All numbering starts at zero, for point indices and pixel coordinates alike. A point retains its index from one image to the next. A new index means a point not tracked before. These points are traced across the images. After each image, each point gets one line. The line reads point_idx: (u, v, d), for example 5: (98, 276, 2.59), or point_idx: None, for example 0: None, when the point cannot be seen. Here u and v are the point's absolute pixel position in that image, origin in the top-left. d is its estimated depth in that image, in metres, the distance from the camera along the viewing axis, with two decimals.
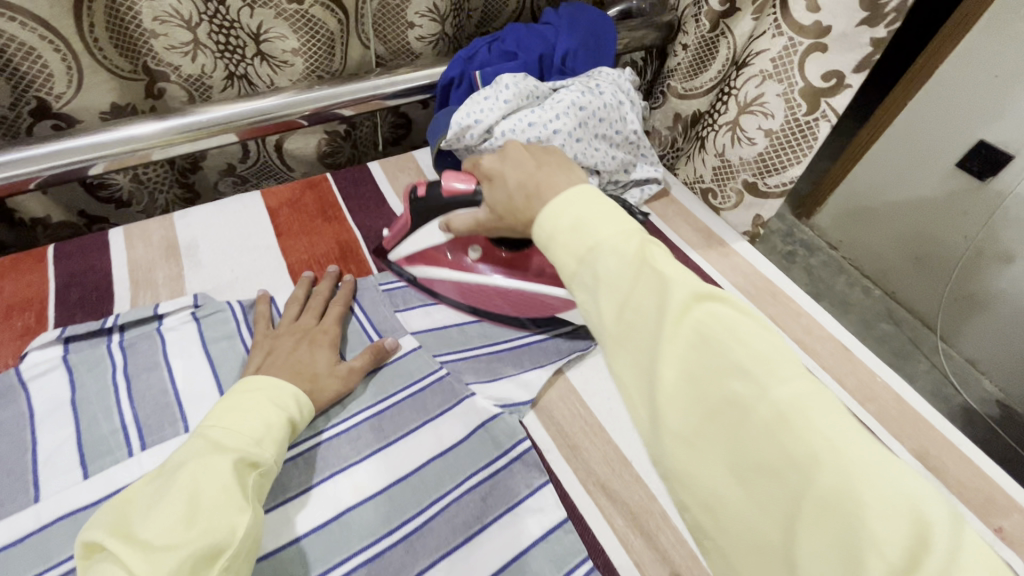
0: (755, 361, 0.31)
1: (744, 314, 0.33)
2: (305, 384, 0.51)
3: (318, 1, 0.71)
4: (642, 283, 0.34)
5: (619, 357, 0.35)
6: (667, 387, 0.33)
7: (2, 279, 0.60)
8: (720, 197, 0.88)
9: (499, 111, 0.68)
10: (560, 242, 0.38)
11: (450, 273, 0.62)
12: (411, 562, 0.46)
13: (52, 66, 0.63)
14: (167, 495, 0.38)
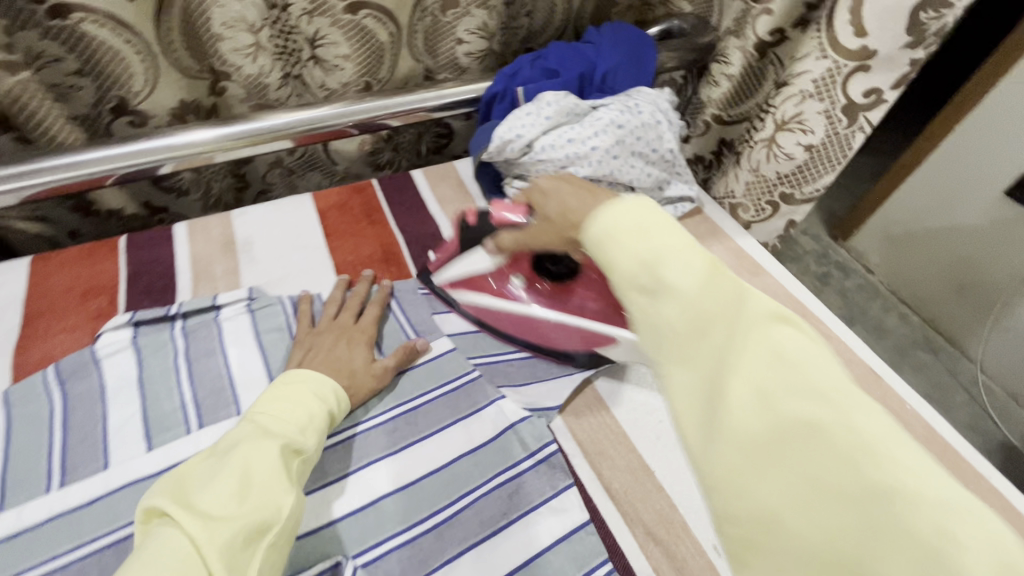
0: (829, 388, 0.33)
1: (815, 342, 0.35)
2: (342, 378, 0.55)
3: (371, 13, 0.75)
4: (712, 299, 0.37)
5: (684, 371, 0.36)
6: (740, 402, 0.33)
7: (80, 265, 0.65)
8: (754, 209, 0.91)
9: (540, 126, 0.71)
10: (622, 245, 0.40)
11: (494, 300, 0.65)
12: (441, 550, 0.49)
13: (133, 66, 0.69)
14: (222, 473, 0.40)
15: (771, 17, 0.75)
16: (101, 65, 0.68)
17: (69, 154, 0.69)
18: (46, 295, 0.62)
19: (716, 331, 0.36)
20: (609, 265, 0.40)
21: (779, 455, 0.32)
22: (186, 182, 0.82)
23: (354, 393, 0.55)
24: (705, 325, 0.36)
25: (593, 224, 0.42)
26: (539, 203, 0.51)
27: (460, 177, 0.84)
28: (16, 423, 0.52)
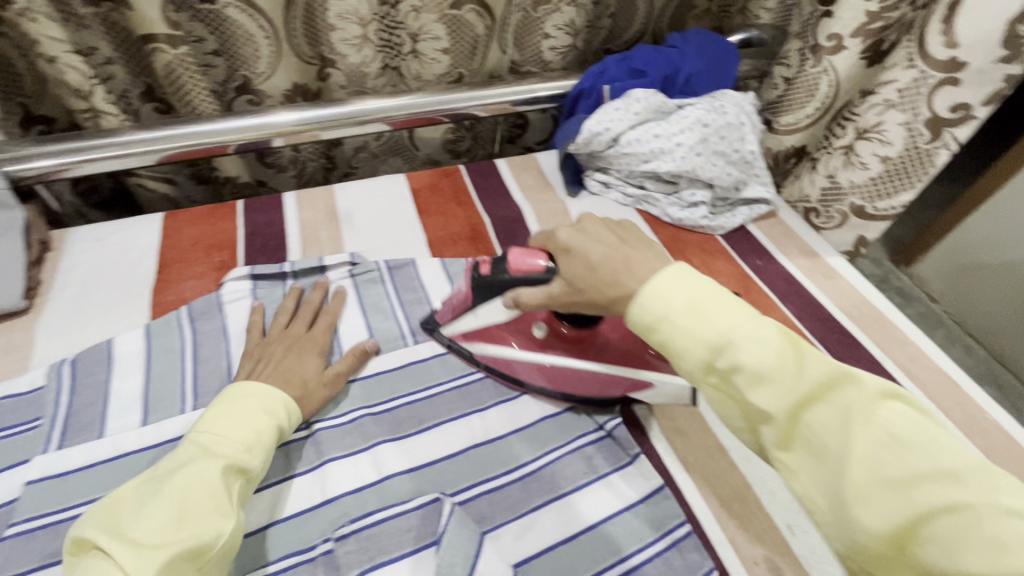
0: (945, 462, 0.32)
1: (927, 420, 0.34)
2: (293, 390, 0.53)
3: (472, 8, 0.79)
4: (807, 382, 0.36)
5: (799, 456, 0.37)
6: (862, 490, 0.33)
7: (205, 222, 0.73)
8: (823, 215, 0.88)
9: (628, 121, 0.75)
10: (687, 331, 0.39)
11: (513, 353, 0.60)
12: (527, 498, 0.51)
13: (262, 51, 0.76)
14: (155, 500, 0.39)
15: (832, 20, 0.76)
16: (234, 47, 0.75)
17: (203, 123, 0.74)
18: (177, 247, 0.69)
19: (820, 414, 0.36)
20: (681, 353, 0.40)
21: (912, 538, 0.32)
22: (286, 159, 0.89)
23: (307, 405, 0.53)
24: (808, 413, 0.36)
25: (640, 306, 0.41)
26: (563, 262, 0.48)
27: (542, 168, 0.88)
28: (156, 353, 0.58)
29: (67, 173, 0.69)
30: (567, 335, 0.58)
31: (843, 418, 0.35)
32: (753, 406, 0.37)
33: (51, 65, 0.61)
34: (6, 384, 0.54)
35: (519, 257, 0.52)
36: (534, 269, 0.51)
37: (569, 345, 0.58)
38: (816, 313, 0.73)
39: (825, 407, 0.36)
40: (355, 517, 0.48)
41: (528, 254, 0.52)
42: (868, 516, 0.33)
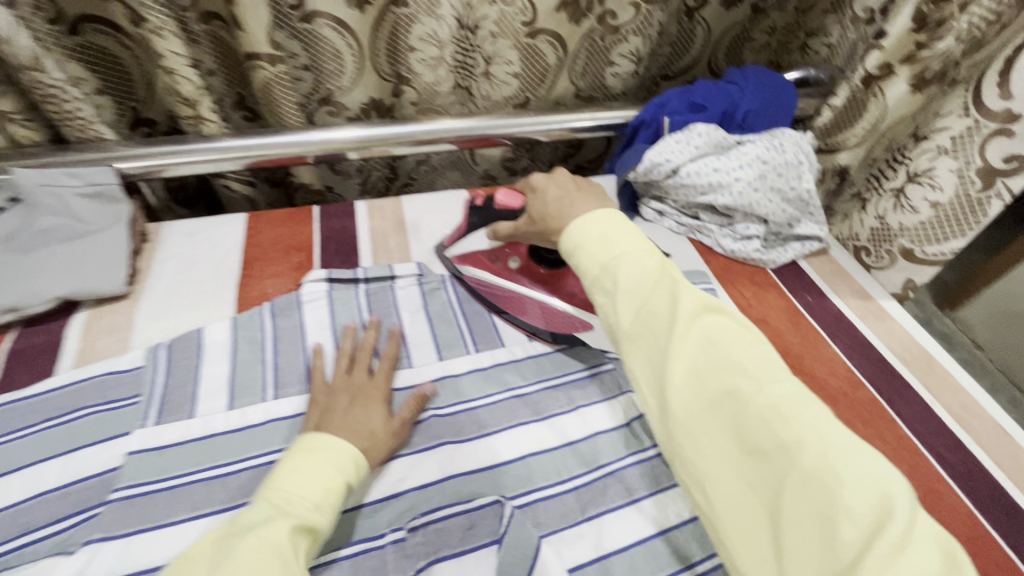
0: (743, 360, 0.41)
1: (740, 330, 0.43)
2: (360, 441, 0.52)
3: (547, 38, 0.83)
4: (657, 294, 0.44)
5: (637, 356, 0.44)
6: (678, 376, 0.42)
7: (285, 225, 0.78)
8: (874, 254, 0.89)
9: (688, 154, 0.78)
10: (589, 251, 0.48)
11: (494, 278, 0.72)
12: (581, 509, 0.54)
13: (347, 66, 0.80)
14: (230, 561, 0.39)
15: (880, 51, 0.74)
16: (321, 63, 0.79)
17: (291, 133, 0.78)
18: (259, 246, 0.75)
19: (658, 320, 0.43)
20: (581, 271, 0.49)
21: (710, 417, 0.41)
22: (353, 167, 0.94)
23: (373, 456, 0.52)
24: (654, 320, 0.44)
25: (567, 236, 0.50)
26: (529, 200, 0.59)
27: None
28: (241, 343, 0.63)
29: (164, 172, 0.74)
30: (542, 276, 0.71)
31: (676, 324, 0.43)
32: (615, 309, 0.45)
33: (169, 76, 0.67)
34: (110, 361, 0.60)
35: (505, 196, 0.66)
36: (512, 206, 0.66)
37: (540, 283, 0.70)
38: (866, 353, 0.74)
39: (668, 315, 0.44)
40: (426, 511, 0.52)
41: (511, 195, 0.66)
42: (678, 399, 0.41)
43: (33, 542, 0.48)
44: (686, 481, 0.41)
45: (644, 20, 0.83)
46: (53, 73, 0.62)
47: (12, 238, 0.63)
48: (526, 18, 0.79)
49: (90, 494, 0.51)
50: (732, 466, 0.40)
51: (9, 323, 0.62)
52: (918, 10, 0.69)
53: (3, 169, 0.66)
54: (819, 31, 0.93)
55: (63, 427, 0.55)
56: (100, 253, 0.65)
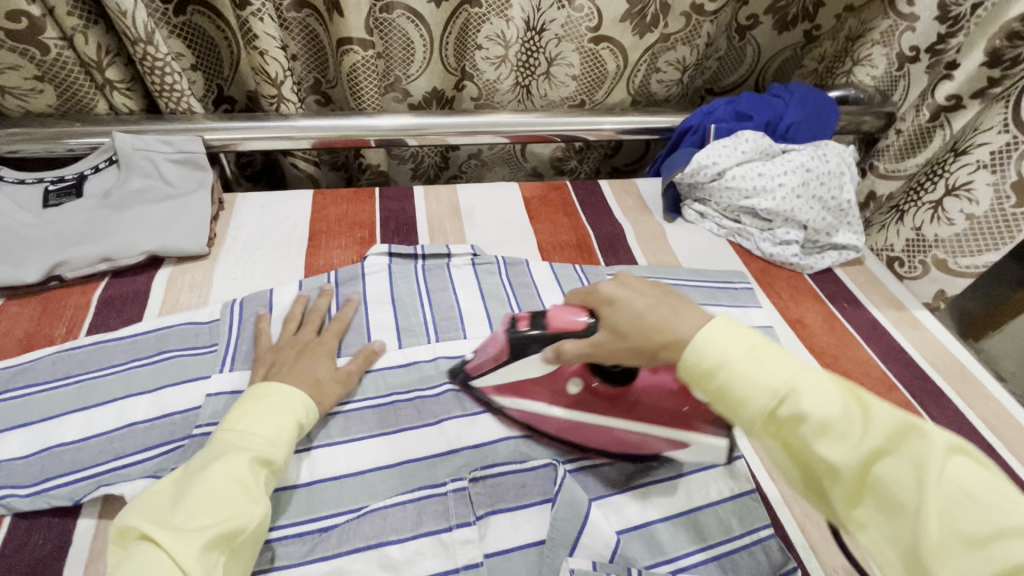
0: (1015, 520, 0.35)
1: (985, 473, 0.38)
2: (308, 388, 0.55)
3: (609, 47, 0.87)
4: (878, 436, 0.39)
5: (869, 510, 0.39)
6: (935, 541, 0.36)
7: (349, 202, 0.83)
8: (907, 265, 0.91)
9: (734, 159, 0.82)
10: (757, 381, 0.42)
11: (546, 408, 0.59)
12: (625, 478, 0.58)
13: (417, 56, 0.86)
14: (189, 493, 0.43)
15: (951, 83, 0.80)
16: (394, 52, 0.85)
17: (362, 117, 0.82)
18: (325, 221, 0.80)
19: (890, 469, 0.38)
20: (746, 403, 0.42)
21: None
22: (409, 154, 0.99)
23: (323, 401, 0.56)
24: (881, 466, 0.39)
25: (699, 353, 0.44)
26: (606, 315, 0.50)
27: (641, 194, 0.95)
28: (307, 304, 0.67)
29: (237, 146, 0.78)
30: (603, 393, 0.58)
31: (914, 473, 0.38)
32: (820, 457, 0.40)
33: (260, 57, 0.73)
34: (191, 313, 0.64)
35: (563, 314, 0.52)
36: (578, 326, 0.52)
37: (604, 402, 0.58)
38: (900, 359, 0.76)
39: (893, 461, 0.39)
40: (486, 465, 0.56)
41: (573, 311, 0.52)
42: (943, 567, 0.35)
43: (126, 466, 0.51)
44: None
45: (693, 31, 0.88)
46: (160, 47, 0.68)
47: (109, 196, 0.69)
48: (592, 23, 0.84)
49: (174, 428, 0.55)
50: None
51: (102, 273, 0.67)
52: (993, 46, 0.74)
53: (105, 133, 0.72)
54: (865, 60, 0.93)
55: (149, 366, 0.59)
56: (185, 215, 0.71)
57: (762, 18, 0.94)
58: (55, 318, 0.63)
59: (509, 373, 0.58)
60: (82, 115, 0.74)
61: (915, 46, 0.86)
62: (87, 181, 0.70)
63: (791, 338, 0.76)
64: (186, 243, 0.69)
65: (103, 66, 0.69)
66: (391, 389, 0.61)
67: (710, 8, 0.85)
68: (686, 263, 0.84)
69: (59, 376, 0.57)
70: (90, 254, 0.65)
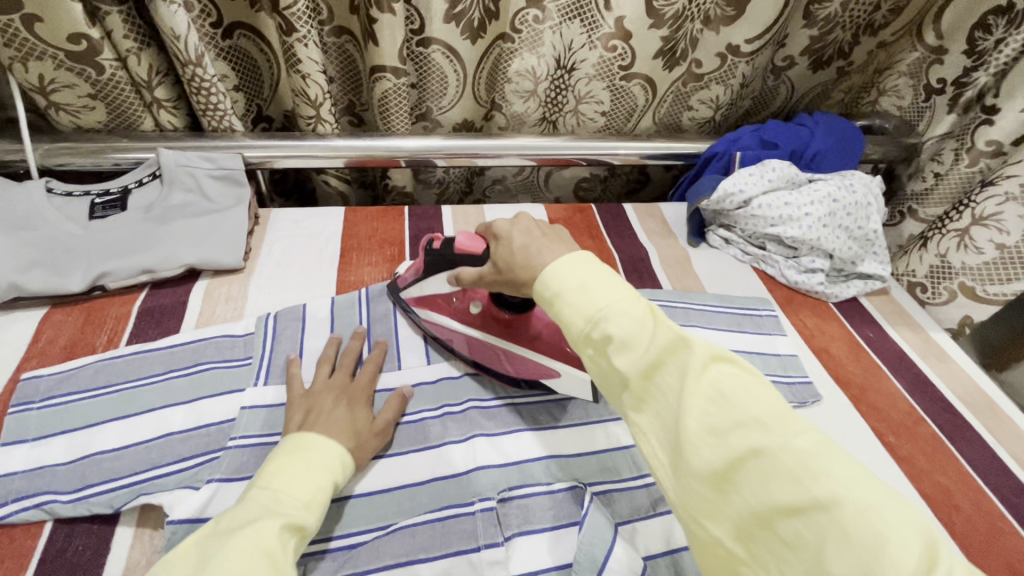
0: (759, 413, 0.35)
1: (751, 375, 0.37)
2: (347, 439, 0.53)
3: (640, 83, 0.89)
4: (656, 347, 0.39)
5: (649, 412, 0.39)
6: (692, 436, 0.36)
7: (381, 219, 0.85)
8: (930, 291, 0.91)
9: (761, 187, 0.83)
10: (572, 303, 0.42)
11: (450, 321, 0.67)
12: (652, 504, 0.58)
13: (449, 91, 0.88)
14: (214, 560, 0.37)
15: (995, 128, 0.81)
16: (427, 81, 0.86)
17: (392, 139, 0.84)
18: (356, 237, 0.82)
19: (663, 375, 0.38)
20: (564, 324, 0.43)
21: (731, 476, 0.35)
22: (435, 178, 1.01)
23: (358, 451, 0.53)
24: (659, 374, 0.39)
25: (541, 283, 0.44)
26: (493, 249, 0.52)
27: (664, 217, 0.96)
28: (340, 320, 0.69)
29: (273, 163, 0.81)
30: (502, 318, 0.63)
31: (681, 376, 0.38)
32: (615, 368, 0.40)
33: (301, 80, 0.75)
34: (227, 325, 0.66)
35: (466, 238, 0.56)
36: (475, 250, 0.55)
37: (499, 326, 0.63)
38: (928, 391, 0.75)
39: (669, 370, 0.38)
40: (513, 486, 0.56)
41: (474, 236, 0.56)
42: (696, 458, 0.36)
43: (162, 476, 0.52)
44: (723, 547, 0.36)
45: (727, 71, 0.89)
46: (208, 68, 0.70)
47: (151, 210, 0.71)
48: (625, 62, 0.85)
49: (209, 439, 0.56)
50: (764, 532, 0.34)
51: (142, 284, 0.69)
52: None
53: (151, 149, 0.75)
54: (891, 91, 0.95)
55: (184, 378, 0.60)
56: (223, 229, 0.73)
57: (797, 59, 0.93)
58: (96, 327, 0.65)
59: (420, 288, 0.66)
60: (128, 131, 0.76)
61: (942, 79, 0.87)
62: (131, 194, 0.72)
63: (816, 367, 0.76)
64: (223, 257, 0.71)
65: (153, 86, 0.72)
66: (419, 407, 0.63)
67: (747, 50, 0.86)
68: (710, 289, 0.84)
69: (100, 385, 0.58)
70: (133, 266, 0.67)
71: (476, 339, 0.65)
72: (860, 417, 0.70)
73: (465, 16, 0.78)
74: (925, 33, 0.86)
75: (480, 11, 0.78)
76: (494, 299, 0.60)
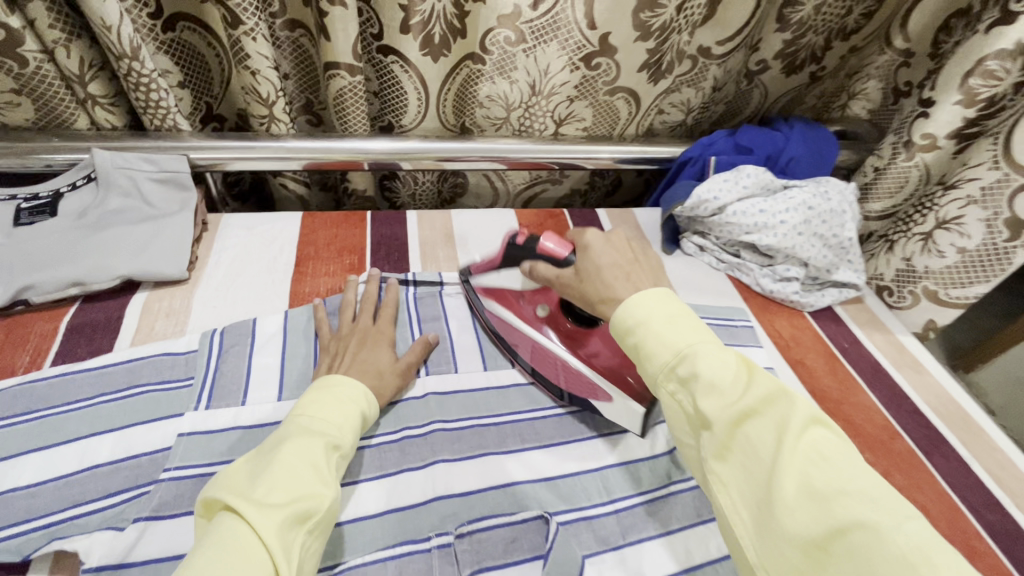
0: (861, 488, 0.36)
1: (848, 451, 0.39)
2: (373, 380, 0.57)
3: (623, 96, 0.87)
4: (752, 398, 0.41)
5: (733, 463, 0.40)
6: (785, 494, 0.36)
7: (339, 226, 0.80)
8: (895, 295, 0.90)
9: (736, 194, 0.81)
10: (661, 338, 0.45)
11: (514, 317, 0.68)
12: (621, 532, 0.54)
13: (410, 108, 0.83)
14: (265, 470, 0.43)
15: (928, 121, 0.78)
16: (391, 95, 0.82)
17: (353, 139, 0.79)
18: (313, 245, 0.77)
19: (756, 431, 0.40)
20: (649, 354, 0.45)
21: (828, 549, 0.34)
22: (402, 199, 0.97)
23: (383, 392, 0.58)
24: (748, 424, 0.40)
25: (624, 312, 0.47)
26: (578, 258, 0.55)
27: (639, 223, 0.94)
28: (291, 335, 0.64)
29: (224, 166, 0.76)
30: (566, 330, 0.66)
31: (774, 431, 0.39)
32: (699, 409, 0.42)
33: (251, 76, 0.70)
34: (166, 343, 0.60)
35: (556, 240, 0.58)
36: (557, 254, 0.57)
37: (562, 336, 0.66)
38: (904, 406, 0.74)
39: (760, 421, 0.40)
40: (472, 518, 0.52)
41: (563, 240, 0.58)
42: (789, 517, 0.36)
43: (83, 516, 0.47)
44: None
45: (698, 73, 0.87)
46: (146, 63, 0.65)
47: (84, 216, 0.65)
48: (610, 77, 0.84)
49: (140, 472, 0.51)
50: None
51: (73, 297, 0.63)
52: (969, 85, 0.72)
53: (84, 150, 0.69)
54: (861, 94, 0.94)
55: (116, 402, 0.55)
56: (166, 238, 0.67)
57: (771, 64, 0.90)
58: (18, 346, 0.59)
59: (497, 280, 0.69)
60: (60, 129, 0.70)
61: (909, 82, 0.88)
62: (63, 199, 0.66)
63: (792, 380, 0.74)
64: (165, 267, 0.65)
65: (86, 80, 0.66)
66: (377, 430, 0.58)
67: (718, 52, 0.83)
68: (684, 298, 0.82)
69: (17, 413, 0.52)
70: (61, 278, 0.61)
71: (536, 340, 0.66)
72: None
73: (427, 30, 0.73)
74: (893, 39, 0.85)
75: (443, 25, 0.74)
76: (569, 305, 0.65)
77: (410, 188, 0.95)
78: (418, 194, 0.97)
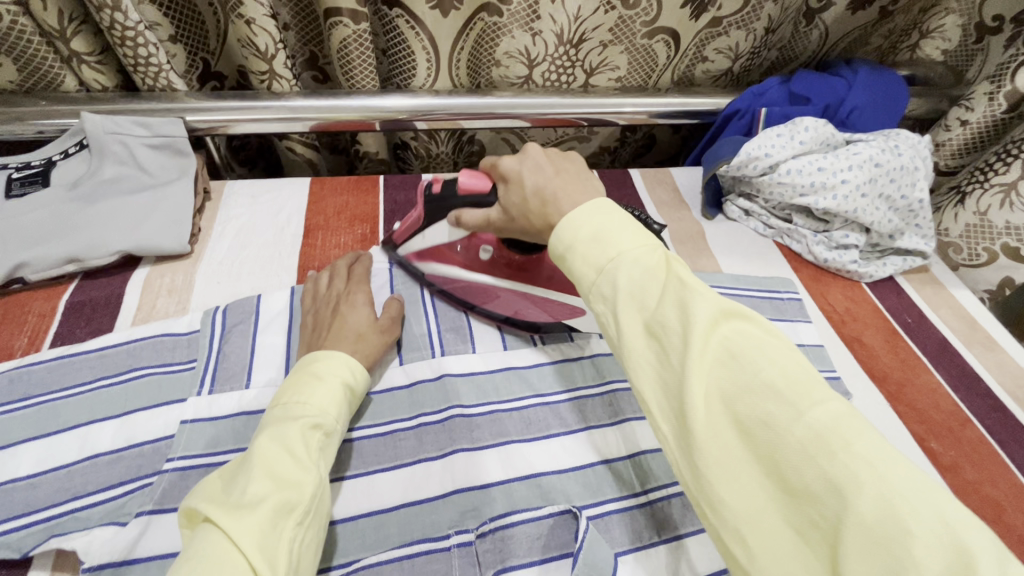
0: (772, 379, 0.31)
1: (767, 334, 0.34)
2: (352, 346, 0.53)
3: (664, 39, 0.77)
4: (665, 302, 0.35)
5: (647, 375, 0.35)
6: (694, 402, 0.32)
7: (349, 193, 0.74)
8: (966, 253, 0.78)
9: (791, 150, 0.71)
10: (581, 253, 0.39)
11: (460, 271, 0.61)
12: (655, 527, 0.49)
13: (418, 67, 0.74)
14: (243, 468, 0.40)
15: None
16: (397, 55, 0.74)
17: (362, 96, 0.71)
18: (323, 214, 0.71)
19: (667, 335, 0.35)
20: (575, 277, 0.40)
21: (737, 449, 0.32)
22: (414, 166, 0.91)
23: (369, 355, 0.54)
24: (661, 329, 0.35)
25: (553, 237, 0.41)
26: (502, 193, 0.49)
27: (676, 184, 0.85)
28: (298, 312, 0.60)
29: (226, 129, 0.70)
30: (516, 261, 0.58)
31: (683, 333, 0.34)
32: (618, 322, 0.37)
33: (246, 26, 0.63)
34: (166, 323, 0.57)
35: (469, 177, 0.52)
36: (481, 189, 0.51)
37: (513, 270, 0.59)
38: (974, 387, 0.66)
39: (672, 322, 0.35)
40: (494, 516, 0.48)
41: (476, 175, 0.52)
42: (699, 428, 0.32)
43: (85, 509, 0.45)
44: (720, 536, 0.31)
45: (750, 13, 0.76)
46: (130, 13, 0.58)
47: (77, 186, 0.61)
48: (649, 18, 0.74)
49: (142, 462, 0.48)
50: (774, 508, 0.30)
51: (70, 274, 0.60)
52: None
53: (74, 114, 0.64)
54: (934, 32, 0.82)
55: (115, 387, 0.52)
56: (166, 208, 0.63)
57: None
58: (15, 328, 0.56)
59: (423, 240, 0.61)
60: (47, 92, 0.65)
61: (999, 15, 0.76)
62: (55, 168, 0.62)
63: (847, 359, 0.67)
64: (163, 240, 0.61)
65: (68, 36, 0.60)
66: (391, 417, 0.54)
67: None
68: (725, 268, 0.74)
69: (16, 399, 0.50)
70: (55, 254, 0.57)
71: (487, 286, 0.60)
72: (897, 419, 0.61)
73: None
74: None
75: None
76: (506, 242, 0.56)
77: (426, 159, 0.89)
78: (433, 163, 0.90)
